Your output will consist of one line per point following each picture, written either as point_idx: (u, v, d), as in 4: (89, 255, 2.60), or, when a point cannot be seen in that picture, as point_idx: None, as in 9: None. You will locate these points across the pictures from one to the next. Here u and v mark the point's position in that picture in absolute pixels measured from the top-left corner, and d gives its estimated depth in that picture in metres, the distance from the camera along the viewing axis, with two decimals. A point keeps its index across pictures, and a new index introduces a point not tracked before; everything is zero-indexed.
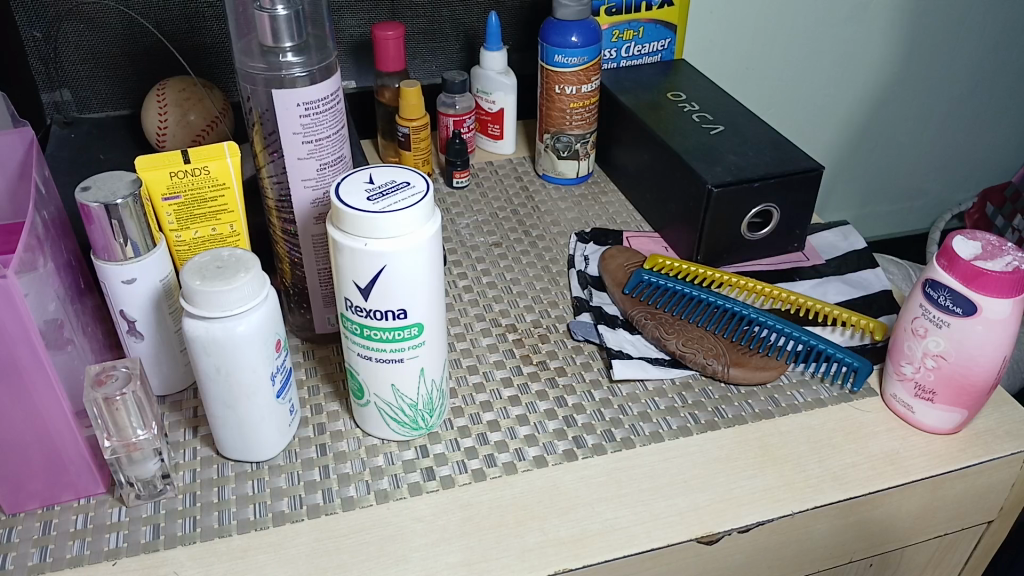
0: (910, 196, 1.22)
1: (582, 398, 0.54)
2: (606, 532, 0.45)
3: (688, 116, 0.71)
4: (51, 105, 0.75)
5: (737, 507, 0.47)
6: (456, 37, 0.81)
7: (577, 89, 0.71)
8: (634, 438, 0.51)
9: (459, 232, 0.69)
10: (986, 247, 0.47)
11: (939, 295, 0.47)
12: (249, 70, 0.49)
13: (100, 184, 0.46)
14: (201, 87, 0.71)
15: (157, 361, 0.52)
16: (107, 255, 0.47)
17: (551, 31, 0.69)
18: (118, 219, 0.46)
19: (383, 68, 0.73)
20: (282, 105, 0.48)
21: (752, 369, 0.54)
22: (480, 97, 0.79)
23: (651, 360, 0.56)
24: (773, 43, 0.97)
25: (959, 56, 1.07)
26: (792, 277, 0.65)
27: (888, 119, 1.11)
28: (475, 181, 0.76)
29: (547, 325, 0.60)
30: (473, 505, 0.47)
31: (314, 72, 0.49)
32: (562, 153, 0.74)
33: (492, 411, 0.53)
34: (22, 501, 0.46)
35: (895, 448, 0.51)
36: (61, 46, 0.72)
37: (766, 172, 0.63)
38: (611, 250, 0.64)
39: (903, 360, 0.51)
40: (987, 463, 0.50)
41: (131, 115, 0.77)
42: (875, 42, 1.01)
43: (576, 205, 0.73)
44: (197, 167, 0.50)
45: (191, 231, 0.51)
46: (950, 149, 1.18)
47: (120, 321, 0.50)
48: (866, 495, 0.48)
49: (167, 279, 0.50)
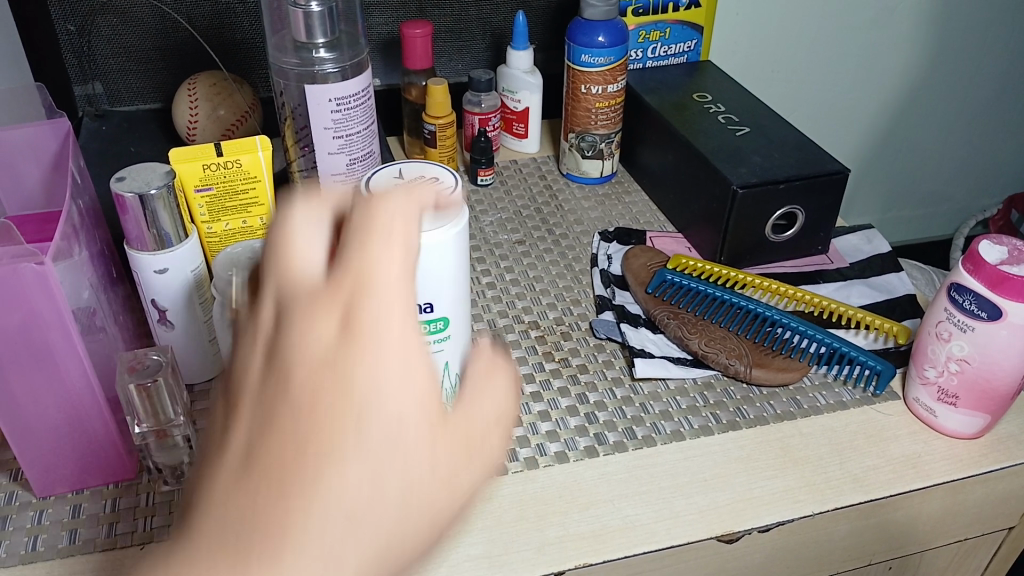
0: (933, 202, 1.21)
1: (604, 396, 0.54)
2: (625, 528, 0.46)
3: (714, 117, 0.71)
4: (83, 97, 0.76)
5: (758, 507, 0.47)
6: (483, 36, 0.81)
7: (603, 88, 0.71)
8: (655, 436, 0.51)
9: (483, 230, 0.70)
10: (1012, 253, 0.47)
11: (964, 299, 0.47)
12: (283, 65, 0.52)
13: (135, 174, 0.47)
14: (231, 83, 0.72)
15: (186, 351, 0.53)
16: (140, 245, 0.48)
17: (578, 30, 0.69)
18: (152, 210, 0.46)
19: (410, 66, 0.74)
20: (314, 101, 0.52)
21: (775, 370, 0.54)
22: (505, 96, 0.79)
23: (673, 359, 0.57)
24: (799, 45, 0.96)
25: (987, 61, 1.06)
26: (815, 280, 0.65)
27: (913, 123, 1.10)
28: (499, 179, 0.77)
29: (570, 323, 0.60)
30: (494, 499, 0.47)
31: (345, 68, 0.52)
32: (586, 152, 0.75)
33: (514, 406, 0.53)
34: (53, 485, 0.47)
35: (916, 451, 0.51)
36: (94, 40, 0.73)
37: (792, 174, 0.63)
38: (634, 249, 0.65)
39: (926, 364, 0.51)
40: (1008, 469, 0.50)
41: (161, 109, 0.79)
42: (902, 46, 1.01)
43: (599, 205, 0.74)
44: (229, 160, 0.51)
45: (222, 222, 0.52)
46: (975, 155, 1.17)
47: (151, 310, 0.51)
48: (886, 498, 0.48)
49: (198, 269, 0.51)
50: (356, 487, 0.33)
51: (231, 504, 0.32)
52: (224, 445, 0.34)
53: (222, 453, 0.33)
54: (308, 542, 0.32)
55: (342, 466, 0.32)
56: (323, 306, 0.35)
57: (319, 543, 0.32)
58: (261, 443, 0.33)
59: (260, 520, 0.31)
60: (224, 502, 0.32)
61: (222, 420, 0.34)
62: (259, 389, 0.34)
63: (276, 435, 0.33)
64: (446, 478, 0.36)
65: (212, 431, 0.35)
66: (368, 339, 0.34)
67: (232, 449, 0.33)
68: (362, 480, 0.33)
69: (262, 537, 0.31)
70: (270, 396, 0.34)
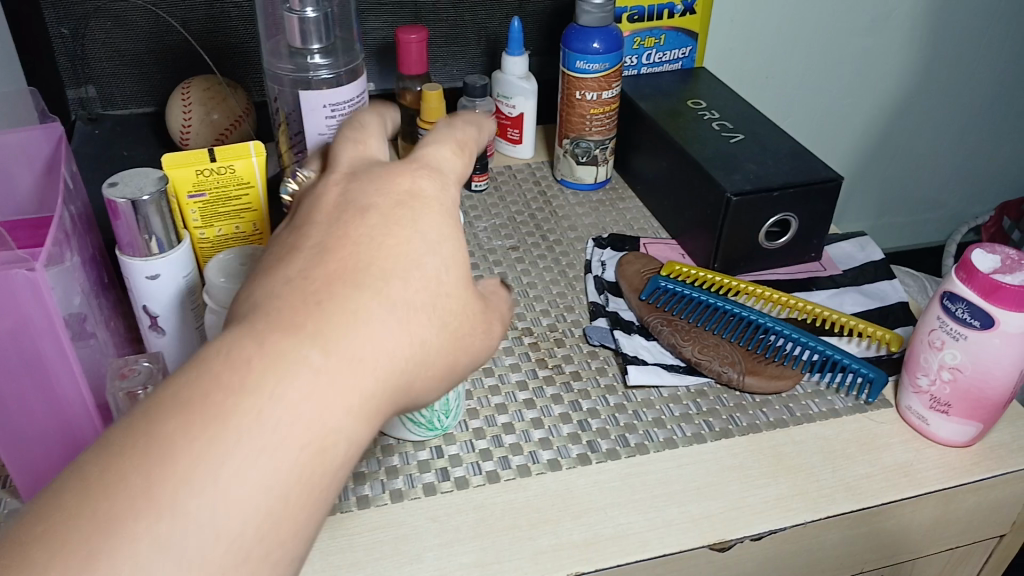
0: (926, 208, 1.22)
1: (597, 403, 0.54)
2: (617, 537, 0.46)
3: (708, 124, 0.71)
4: (76, 101, 0.76)
5: (750, 515, 0.47)
6: (478, 41, 0.81)
7: (597, 95, 0.71)
8: (648, 444, 0.51)
9: (476, 236, 0.69)
10: (1005, 261, 0.47)
11: (956, 307, 0.47)
12: (277, 71, 0.53)
13: (127, 179, 0.47)
14: (225, 87, 0.72)
15: (178, 358, 0.53)
16: (132, 250, 0.48)
17: (573, 36, 0.69)
18: (144, 215, 0.46)
19: (405, 71, 0.74)
20: (310, 107, 0.53)
21: (767, 378, 0.54)
22: (500, 102, 0.79)
23: (666, 366, 0.57)
24: (793, 51, 0.97)
25: (980, 68, 1.06)
26: (808, 287, 0.65)
27: (907, 130, 1.11)
28: (493, 185, 0.77)
29: (563, 329, 0.60)
30: (487, 507, 0.47)
31: (340, 75, 0.53)
32: (580, 158, 0.75)
33: (507, 414, 0.53)
34: (42, 492, 0.47)
35: (908, 460, 0.51)
36: (88, 43, 0.73)
37: (785, 181, 0.63)
38: (628, 256, 0.65)
39: (919, 373, 0.51)
40: (1000, 477, 0.50)
41: (155, 113, 0.78)
42: (895, 53, 1.01)
43: (593, 211, 0.74)
44: (222, 166, 0.50)
45: (214, 228, 0.52)
46: (968, 162, 1.17)
47: (142, 316, 0.51)
48: (878, 507, 0.48)
49: (190, 275, 0.50)
50: (394, 320, 0.34)
51: (280, 306, 0.33)
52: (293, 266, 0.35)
53: (295, 255, 0.35)
54: (342, 350, 0.32)
55: (381, 291, 0.34)
56: (396, 174, 0.39)
57: (355, 349, 0.33)
58: (318, 264, 0.34)
59: (309, 326, 0.32)
60: (270, 307, 0.33)
61: (287, 244, 0.36)
62: (324, 219, 0.36)
63: (336, 255, 0.34)
64: (460, 332, 0.37)
65: (273, 253, 0.36)
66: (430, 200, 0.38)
67: (299, 259, 0.35)
68: (397, 313, 0.34)
69: (307, 344, 0.32)
70: (335, 226, 0.36)
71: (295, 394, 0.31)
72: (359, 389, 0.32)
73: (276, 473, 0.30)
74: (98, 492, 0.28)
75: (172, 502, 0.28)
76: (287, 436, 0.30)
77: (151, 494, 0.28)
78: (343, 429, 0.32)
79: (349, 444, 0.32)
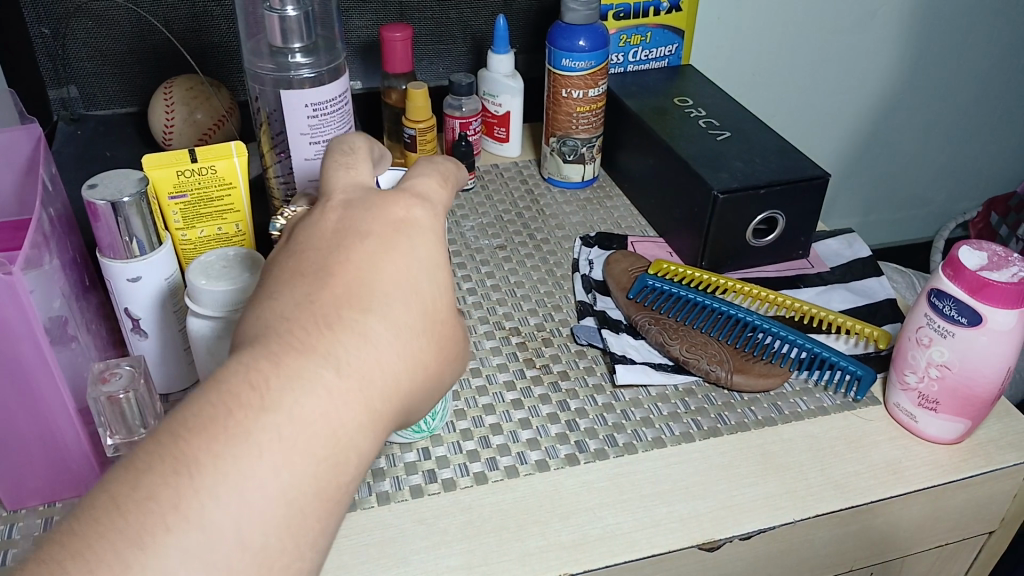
0: (913, 204, 1.22)
1: (585, 403, 0.54)
2: (606, 537, 0.45)
3: (695, 122, 0.71)
4: (58, 101, 0.75)
5: (739, 514, 0.47)
6: (464, 39, 0.81)
7: (584, 93, 0.71)
8: (636, 444, 0.51)
9: (464, 235, 0.69)
10: (992, 258, 0.47)
11: (944, 305, 0.47)
12: (258, 70, 0.52)
13: (107, 181, 0.46)
14: (208, 86, 0.71)
15: (161, 360, 0.52)
16: (112, 252, 0.47)
17: (559, 34, 0.69)
18: (125, 217, 0.46)
19: (390, 70, 0.73)
20: (290, 105, 0.52)
21: (756, 376, 0.54)
22: (486, 100, 0.78)
23: (654, 365, 0.56)
24: (780, 49, 0.97)
25: (966, 65, 1.07)
26: (796, 285, 0.65)
27: (894, 127, 1.11)
28: (480, 183, 0.76)
29: (550, 329, 0.60)
30: (474, 508, 0.47)
31: (322, 73, 0.52)
32: (567, 157, 0.74)
33: (494, 414, 0.53)
34: (23, 498, 0.47)
35: (896, 457, 0.51)
36: (69, 43, 0.72)
37: (772, 179, 0.63)
38: (615, 254, 0.65)
39: (906, 370, 0.51)
40: (988, 474, 0.50)
41: (138, 113, 0.78)
42: (882, 49, 1.01)
43: (581, 209, 0.73)
44: (204, 166, 0.50)
45: (197, 230, 0.52)
46: (954, 158, 1.18)
47: (124, 319, 0.50)
48: (867, 505, 0.48)
49: (172, 277, 0.50)
50: (399, 339, 0.35)
51: (291, 329, 0.34)
52: (295, 288, 0.35)
53: (299, 280, 0.35)
54: (353, 370, 0.34)
55: (386, 313, 0.35)
56: (388, 198, 0.39)
57: (364, 367, 0.34)
58: (324, 288, 0.35)
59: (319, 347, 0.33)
60: (280, 330, 0.34)
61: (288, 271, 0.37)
62: (324, 245, 0.37)
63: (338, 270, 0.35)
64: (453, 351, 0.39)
65: (275, 274, 0.37)
66: (422, 224, 0.39)
67: (302, 284, 0.35)
68: (401, 332, 0.36)
69: (320, 364, 0.33)
70: (336, 252, 0.37)
71: (312, 409, 0.32)
72: (367, 406, 0.34)
73: (299, 484, 0.31)
74: (122, 509, 0.28)
75: (199, 515, 0.29)
76: (306, 447, 0.32)
77: (174, 512, 0.29)
78: (353, 435, 0.33)
79: (360, 455, 0.34)
